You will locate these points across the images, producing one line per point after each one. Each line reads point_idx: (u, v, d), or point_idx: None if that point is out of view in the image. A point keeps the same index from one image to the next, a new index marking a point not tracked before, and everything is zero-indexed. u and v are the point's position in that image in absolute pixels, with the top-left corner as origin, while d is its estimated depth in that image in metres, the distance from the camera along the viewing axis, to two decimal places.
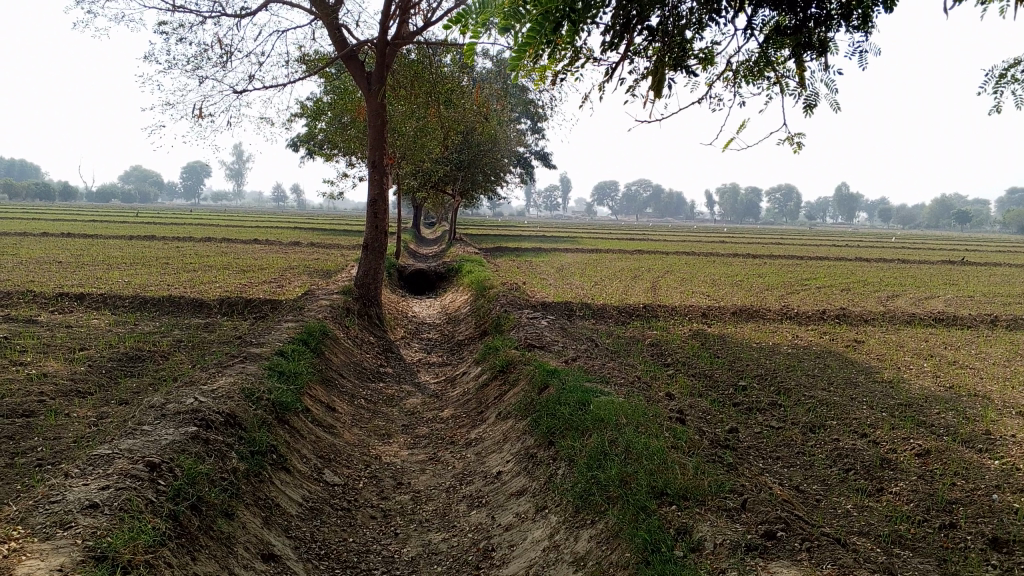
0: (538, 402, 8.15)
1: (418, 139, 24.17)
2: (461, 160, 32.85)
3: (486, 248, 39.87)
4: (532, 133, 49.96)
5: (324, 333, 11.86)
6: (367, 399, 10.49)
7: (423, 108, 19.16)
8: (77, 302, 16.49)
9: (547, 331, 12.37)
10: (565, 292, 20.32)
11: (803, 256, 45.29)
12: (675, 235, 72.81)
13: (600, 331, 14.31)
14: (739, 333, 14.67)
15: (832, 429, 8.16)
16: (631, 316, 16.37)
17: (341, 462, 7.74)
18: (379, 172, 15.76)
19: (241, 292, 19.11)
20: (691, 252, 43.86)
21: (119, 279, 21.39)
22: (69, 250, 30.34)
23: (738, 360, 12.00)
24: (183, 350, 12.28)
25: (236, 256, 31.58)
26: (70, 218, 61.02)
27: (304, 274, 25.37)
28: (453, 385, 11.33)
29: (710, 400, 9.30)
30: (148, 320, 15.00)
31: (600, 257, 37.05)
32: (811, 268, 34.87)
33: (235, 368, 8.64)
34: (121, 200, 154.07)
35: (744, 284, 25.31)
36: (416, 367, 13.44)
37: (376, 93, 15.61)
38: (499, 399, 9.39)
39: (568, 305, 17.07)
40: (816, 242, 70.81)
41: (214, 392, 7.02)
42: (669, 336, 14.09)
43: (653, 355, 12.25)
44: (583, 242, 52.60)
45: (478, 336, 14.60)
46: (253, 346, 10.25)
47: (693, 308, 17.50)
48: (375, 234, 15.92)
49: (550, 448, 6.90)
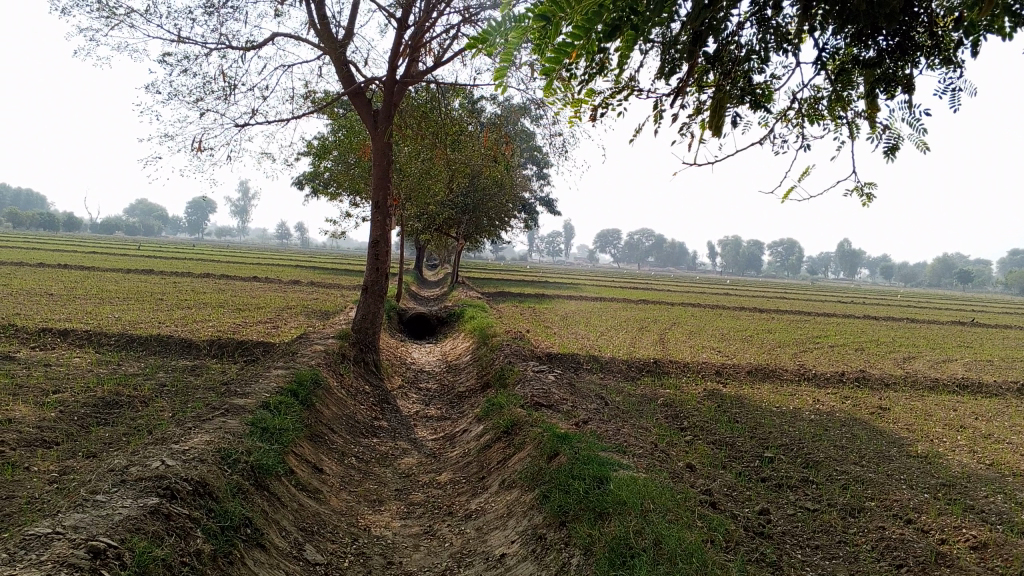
0: (548, 473, 7.35)
1: (425, 181, 23.62)
2: (466, 203, 32.37)
3: (488, 293, 39.27)
4: (538, 179, 49.76)
5: (315, 382, 11.07)
6: (358, 458, 9.67)
7: (430, 149, 18.62)
8: (60, 338, 15.70)
9: (555, 386, 11.58)
10: (571, 343, 19.53)
11: (809, 311, 44.52)
12: (678, 286, 72.32)
13: (609, 387, 13.50)
14: (756, 394, 13.88)
15: (874, 514, 7.34)
16: (641, 372, 15.58)
17: (325, 535, 6.92)
18: (382, 213, 15.09)
19: (234, 333, 18.34)
20: (697, 304, 43.15)
21: (109, 314, 20.64)
22: (62, 282, 29.60)
23: (759, 426, 11.19)
24: (165, 396, 11.47)
25: (233, 294, 30.85)
26: (69, 249, 60.62)
27: (301, 314, 24.62)
28: (452, 444, 10.52)
29: (734, 474, 8.49)
30: (133, 360, 14.20)
31: (604, 306, 36.35)
32: (819, 324, 34.14)
33: (214, 423, 7.85)
34: (125, 232, 153.92)
35: (755, 340, 24.51)
36: (412, 420, 12.62)
37: (383, 132, 15.02)
38: (503, 464, 8.57)
39: (575, 358, 16.27)
40: (820, 297, 70.11)
41: (186, 453, 6.23)
42: (683, 395, 13.29)
43: (668, 418, 11.44)
44: (586, 290, 51.94)
45: (480, 389, 13.79)
46: (238, 396, 9.47)
47: (706, 364, 16.70)
48: (376, 277, 15.19)
49: (562, 531, 6.09)
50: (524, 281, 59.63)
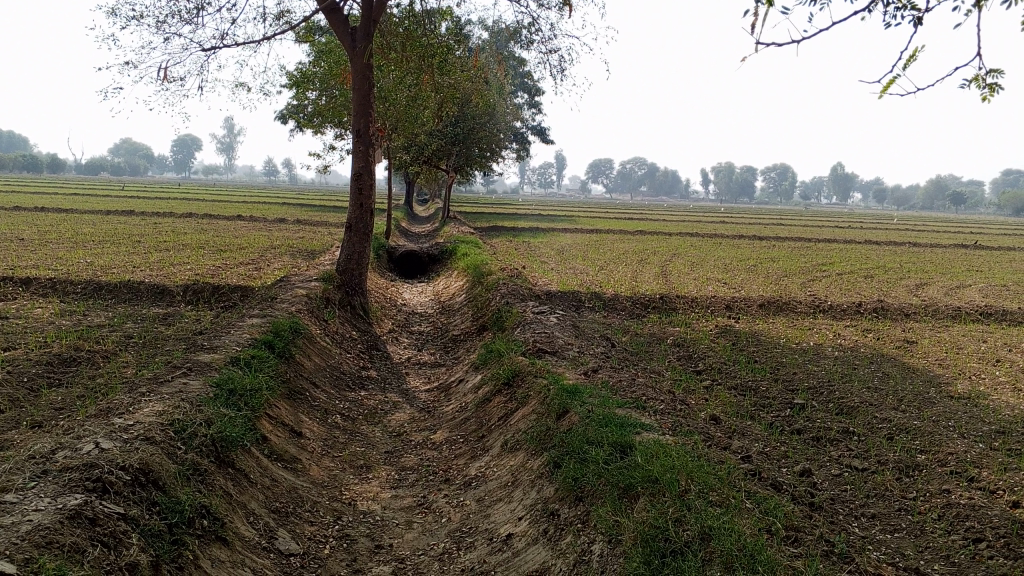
0: (558, 436, 6.37)
1: (411, 109, 22.22)
2: (455, 134, 30.95)
3: (480, 228, 38.13)
4: (529, 108, 48.19)
5: (295, 331, 10.04)
6: (343, 415, 8.70)
7: (416, 75, 17.23)
8: (23, 287, 14.57)
9: (557, 329, 10.56)
10: (570, 279, 18.48)
11: (809, 238, 43.34)
12: (673, 215, 71.16)
13: (615, 327, 12.50)
14: (773, 329, 12.93)
15: (932, 472, 6.39)
16: (648, 309, 14.56)
17: (303, 516, 5.97)
18: (364, 143, 13.85)
19: (213, 277, 17.21)
20: (695, 233, 42.05)
21: (80, 260, 19.43)
22: (36, 226, 28.26)
23: (782, 368, 10.26)
24: (130, 350, 10.40)
25: (215, 234, 29.54)
26: (49, 190, 59.08)
27: (287, 254, 23.41)
28: (447, 396, 9.55)
29: (765, 429, 7.56)
30: (99, 310, 13.13)
31: (600, 238, 35.25)
32: (823, 251, 33.06)
33: (173, 387, 6.82)
34: (109, 174, 150.71)
35: (760, 269, 23.48)
36: (404, 369, 11.65)
37: (362, 53, 13.68)
38: (505, 422, 7.61)
39: (575, 296, 15.25)
40: (818, 223, 68.80)
41: (128, 431, 5.21)
42: (696, 333, 12.33)
43: (681, 361, 10.47)
44: (579, 222, 50.60)
45: (476, 333, 12.80)
46: (205, 351, 8.41)
47: (715, 298, 15.69)
48: (360, 213, 14.05)
49: (578, 508, 5.14)
50: (517, 213, 58.33)
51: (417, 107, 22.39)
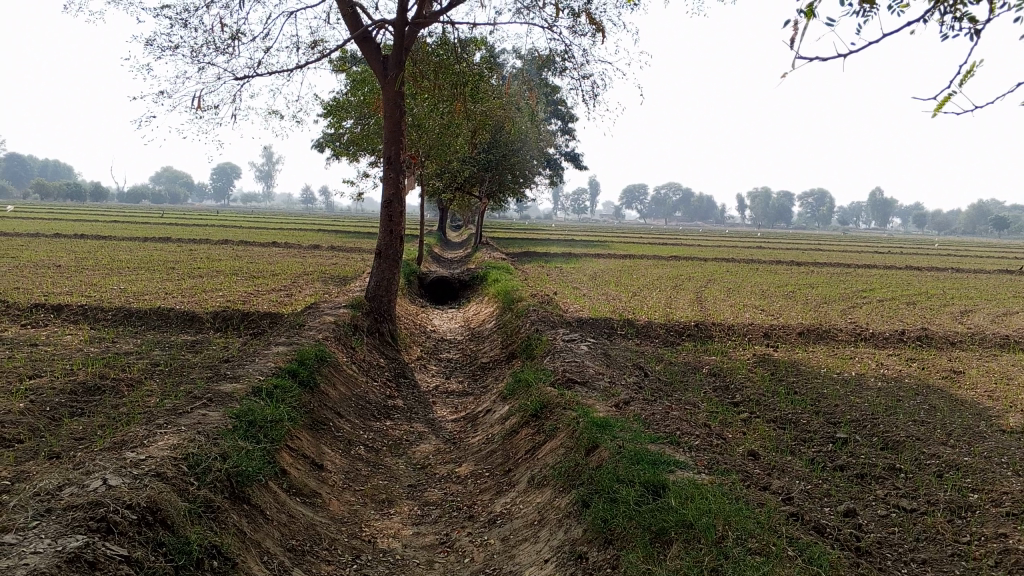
0: (586, 472, 6.09)
1: (444, 136, 22.19)
2: (488, 160, 30.91)
3: (513, 254, 37.97)
4: (562, 134, 48.14)
5: (320, 360, 9.87)
6: (367, 447, 8.48)
7: (447, 102, 17.16)
8: (55, 314, 14.62)
9: (588, 358, 10.27)
10: (603, 306, 18.17)
11: (848, 264, 42.52)
12: (709, 241, 70.49)
13: (647, 356, 12.17)
14: (812, 359, 12.50)
15: (988, 513, 5.98)
16: (682, 337, 14.20)
17: (320, 555, 5.73)
18: (395, 169, 13.76)
19: (244, 303, 17.18)
20: (731, 259, 41.50)
21: (114, 286, 19.58)
22: (75, 253, 28.63)
23: (823, 399, 9.86)
24: (156, 378, 10.31)
25: (249, 261, 29.71)
26: (91, 218, 60.17)
27: (318, 281, 23.39)
28: (474, 427, 9.29)
29: (804, 465, 7.20)
30: (129, 337, 13.10)
31: (634, 264, 34.89)
32: (863, 277, 32.37)
33: (192, 418, 6.65)
34: (151, 202, 153.55)
35: (798, 296, 22.96)
36: (431, 397, 11.42)
37: (393, 80, 13.63)
38: (532, 455, 7.33)
39: (608, 323, 14.94)
40: (857, 249, 67.63)
41: (139, 467, 5.03)
42: (733, 362, 11.96)
43: (717, 391, 10.11)
44: (613, 248, 50.24)
45: (505, 361, 12.54)
46: (227, 380, 8.26)
47: (752, 326, 15.28)
48: (390, 240, 13.93)
49: (607, 552, 4.84)
50: (551, 239, 58.16)
51: (449, 134, 22.35)
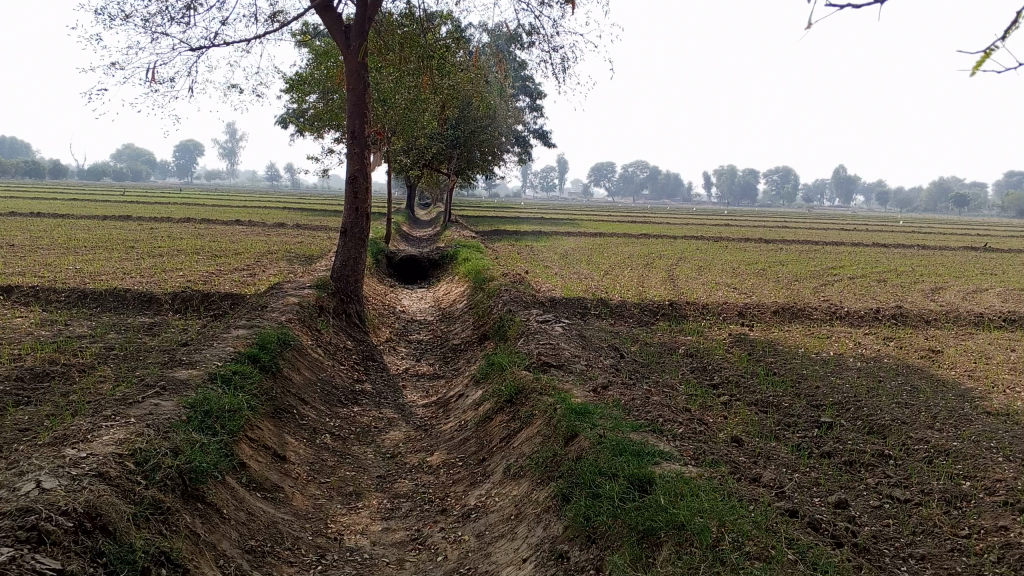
0: (565, 464, 5.75)
1: (411, 111, 21.60)
2: (456, 136, 30.33)
3: (483, 232, 37.54)
4: (531, 111, 47.58)
5: (283, 343, 9.41)
6: (333, 435, 8.08)
7: (415, 75, 16.59)
8: (3, 296, 13.95)
9: (563, 340, 9.93)
10: (575, 285, 17.85)
11: (815, 241, 42.62)
12: (678, 218, 70.47)
13: (623, 336, 11.86)
14: (790, 338, 12.28)
15: (984, 502, 5.73)
16: (657, 317, 13.91)
17: (282, 556, 5.33)
18: (359, 144, 13.23)
19: (205, 283, 16.59)
20: (701, 237, 41.37)
21: (68, 266, 18.82)
22: (29, 231, 27.66)
23: (804, 381, 9.62)
24: (109, 363, 9.79)
25: (211, 239, 28.91)
26: (47, 195, 58.49)
27: (283, 260, 22.78)
28: (446, 412, 8.91)
29: (790, 452, 6.93)
30: (82, 320, 12.51)
31: (604, 242, 34.62)
32: (833, 254, 32.38)
33: (142, 409, 6.19)
34: (111, 179, 150.33)
35: (769, 274, 22.83)
36: (400, 381, 11.02)
37: (357, 51, 13.06)
38: (507, 444, 6.98)
39: (581, 302, 14.61)
40: (823, 226, 68.08)
41: (78, 466, 4.57)
42: (709, 342, 11.70)
43: (695, 373, 9.84)
44: (582, 226, 49.97)
45: (477, 343, 12.16)
46: (182, 366, 7.78)
47: (727, 305, 15.05)
48: (355, 218, 13.43)
49: (591, 551, 4.50)
50: (519, 217, 57.75)
51: (417, 109, 21.78)
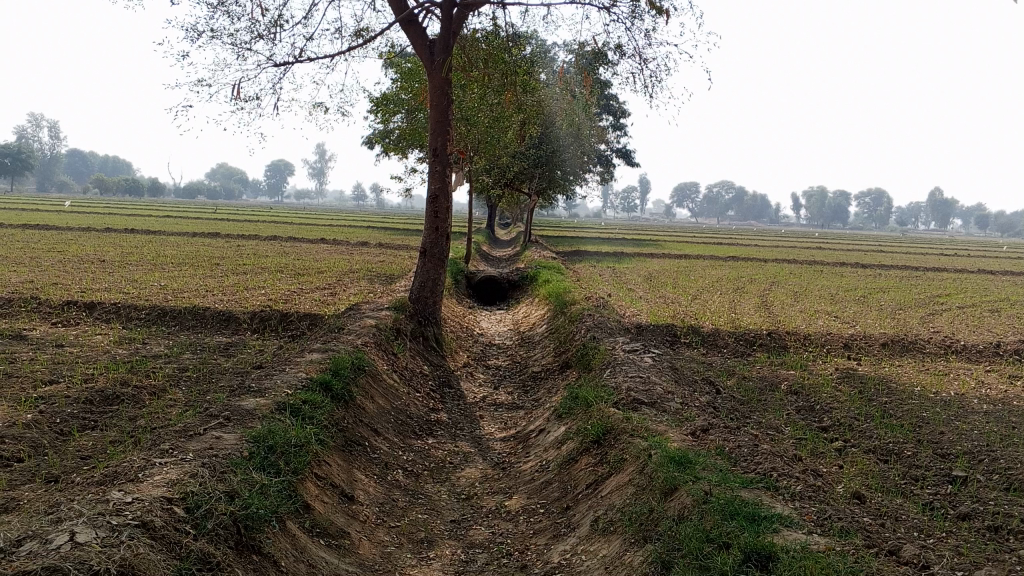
0: (663, 525, 5.04)
1: (495, 130, 21.20)
2: (539, 155, 29.87)
3: (564, 253, 36.93)
4: (615, 130, 46.92)
5: (357, 369, 8.95)
6: (406, 471, 7.53)
7: (499, 92, 16.14)
8: (87, 312, 13.98)
9: (653, 373, 9.19)
10: (662, 310, 17.03)
11: (914, 267, 40.51)
12: (765, 241, 68.38)
13: (717, 369, 11.04)
14: (902, 375, 11.22)
15: None
16: (753, 347, 13.00)
17: None
18: (441, 162, 12.80)
19: (285, 303, 16.41)
20: (792, 260, 39.80)
21: (154, 282, 19.00)
22: (122, 248, 28.33)
23: (925, 424, 8.64)
24: (181, 386, 9.50)
25: (295, 258, 29.13)
26: (143, 213, 60.60)
27: (364, 279, 22.62)
28: (525, 449, 8.27)
29: (920, 512, 6.04)
30: (160, 338, 12.37)
31: (690, 265, 33.55)
32: (936, 282, 30.53)
33: (203, 444, 5.76)
34: (205, 197, 155.80)
35: (869, 301, 21.48)
36: (477, 411, 10.44)
37: (441, 66, 12.65)
38: (594, 492, 6.29)
39: (669, 330, 13.80)
40: (922, 251, 64.96)
41: (120, 515, 4.08)
42: (813, 378, 10.78)
43: (800, 414, 8.96)
44: (666, 247, 48.82)
45: (559, 371, 11.51)
46: (250, 394, 7.36)
47: (829, 335, 14.02)
48: (435, 238, 12.98)
49: None
50: (601, 238, 56.94)
51: (501, 127, 21.33)
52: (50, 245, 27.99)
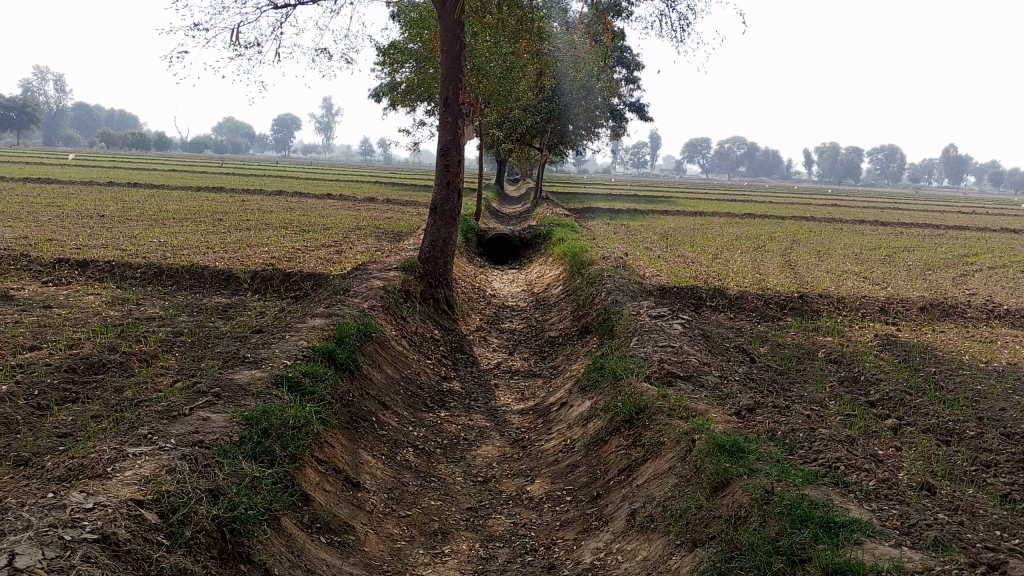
0: (716, 529, 4.34)
1: (508, 80, 20.22)
2: (552, 108, 28.84)
3: (577, 209, 36.05)
4: (628, 83, 45.62)
5: (363, 336, 8.23)
6: (416, 449, 6.84)
7: (513, 39, 15.18)
8: (80, 271, 13.29)
9: (685, 341, 8.47)
10: (683, 270, 16.26)
11: (935, 224, 39.47)
12: (779, 198, 67.21)
13: (749, 335, 10.31)
14: (947, 342, 10.48)
15: None
16: (784, 311, 12.23)
17: None
18: (451, 112, 11.93)
19: (288, 261, 15.69)
20: (810, 218, 38.78)
21: (153, 239, 18.28)
22: (122, 203, 27.56)
23: (983, 399, 7.91)
24: (174, 352, 8.83)
25: (300, 213, 28.37)
26: (147, 167, 59.65)
27: (371, 236, 21.88)
28: (547, 424, 7.58)
29: (1000, 506, 5.33)
30: (155, 299, 11.69)
31: (707, 222, 32.65)
32: (962, 240, 29.56)
33: (186, 427, 5.08)
34: (211, 151, 154.57)
35: (897, 261, 20.67)
36: (492, 379, 9.75)
37: (453, 9, 11.72)
38: (629, 479, 5.59)
39: (694, 291, 13.04)
40: (942, 208, 63.64)
41: (78, 526, 3.42)
42: (854, 346, 10.04)
43: (846, 387, 8.23)
44: (680, 204, 47.78)
45: (578, 337, 10.80)
46: (244, 366, 6.64)
47: (864, 298, 13.24)
48: (445, 194, 12.17)
49: None
50: (612, 195, 55.90)
51: (514, 77, 20.32)
52: (50, 199, 27.27)
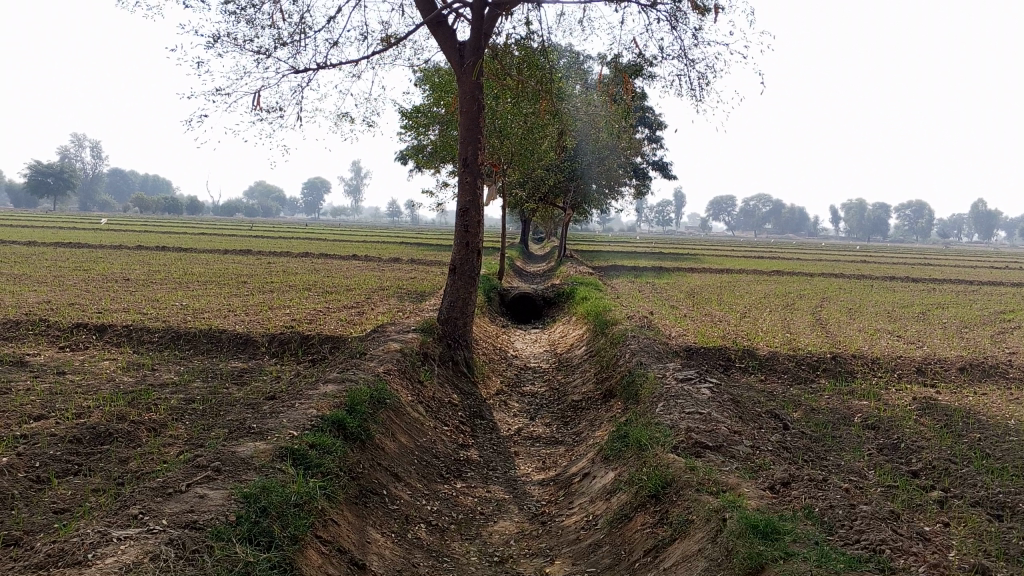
0: None
1: (529, 140, 20.21)
2: (575, 168, 28.86)
3: (601, 268, 35.83)
4: (651, 143, 45.77)
5: (376, 403, 7.93)
6: (430, 525, 6.47)
7: (533, 100, 15.14)
8: (98, 336, 13.19)
9: (713, 407, 8.07)
10: (710, 329, 15.86)
11: (968, 280, 38.69)
12: (807, 254, 66.59)
13: (780, 399, 9.88)
14: (991, 405, 9.96)
15: None
16: (817, 373, 11.77)
17: None
18: (470, 173, 11.79)
19: (308, 323, 15.52)
20: (840, 274, 38.20)
21: (175, 302, 18.25)
22: (148, 266, 27.75)
23: None
24: (184, 420, 8.59)
25: (324, 274, 28.40)
26: (176, 230, 60.51)
27: (393, 297, 21.72)
28: (568, 497, 7.18)
29: None
30: (171, 364, 11.51)
31: (734, 280, 32.24)
32: (997, 296, 28.85)
33: (180, 507, 4.80)
34: (241, 213, 157.13)
35: (931, 318, 20.10)
36: (512, 446, 9.38)
37: (471, 70, 11.64)
38: (655, 562, 5.19)
39: (722, 352, 12.63)
40: (976, 264, 62.55)
41: None
42: (892, 410, 9.56)
43: (886, 455, 7.76)
44: (705, 261, 47.42)
45: (601, 401, 10.42)
46: (250, 437, 6.36)
47: (900, 358, 12.75)
48: (465, 255, 11.96)
49: None
50: (637, 253, 55.69)
51: (535, 137, 20.32)
52: (77, 262, 27.54)
